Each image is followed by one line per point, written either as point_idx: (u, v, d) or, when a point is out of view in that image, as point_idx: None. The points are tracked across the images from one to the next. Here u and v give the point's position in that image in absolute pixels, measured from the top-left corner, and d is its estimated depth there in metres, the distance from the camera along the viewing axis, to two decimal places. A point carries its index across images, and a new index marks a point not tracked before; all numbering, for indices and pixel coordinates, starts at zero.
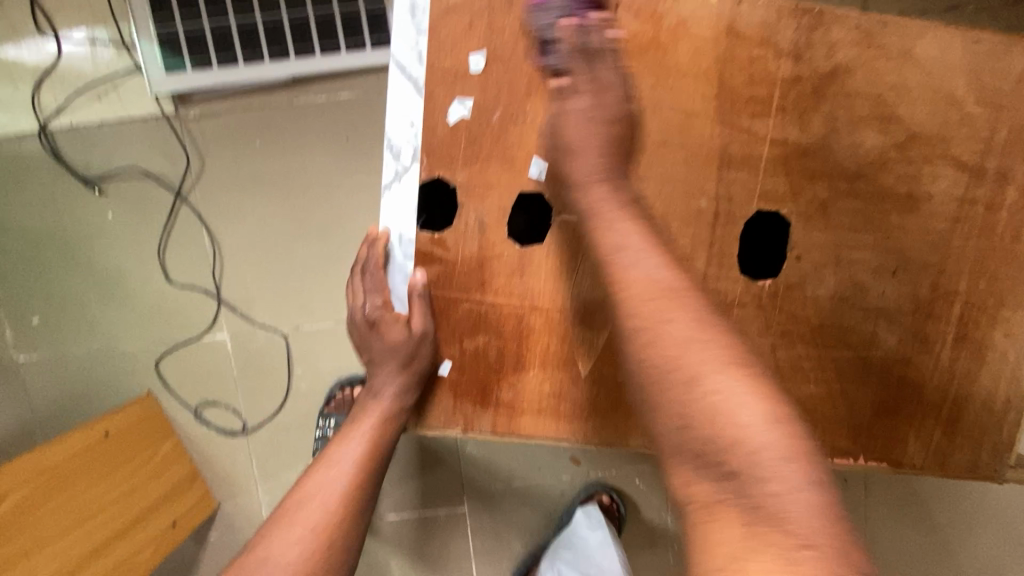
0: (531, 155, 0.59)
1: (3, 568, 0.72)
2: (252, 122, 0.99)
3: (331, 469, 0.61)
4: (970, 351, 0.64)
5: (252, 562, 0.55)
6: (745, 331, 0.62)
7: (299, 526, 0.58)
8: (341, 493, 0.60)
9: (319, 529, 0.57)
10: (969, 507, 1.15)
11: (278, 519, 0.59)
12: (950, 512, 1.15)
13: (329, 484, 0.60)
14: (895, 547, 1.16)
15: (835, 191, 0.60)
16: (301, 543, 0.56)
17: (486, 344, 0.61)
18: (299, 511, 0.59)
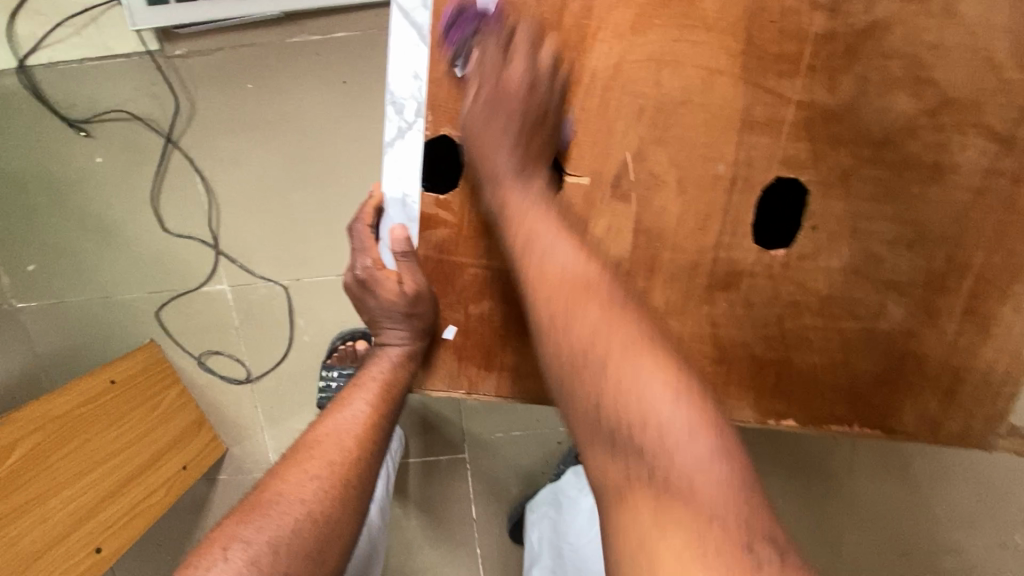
0: (544, 113, 0.54)
1: (20, 510, 0.75)
2: (242, 61, 0.93)
3: (340, 421, 0.62)
4: (977, 324, 0.64)
5: (257, 509, 0.55)
6: (753, 300, 0.62)
7: (308, 474, 0.57)
8: (352, 444, 0.61)
9: (331, 480, 0.58)
10: (949, 459, 1.21)
11: (286, 467, 0.58)
12: (930, 465, 1.21)
13: (340, 436, 0.61)
14: (874, 497, 1.22)
15: (858, 159, 0.58)
16: (317, 487, 0.57)
17: (492, 309, 0.61)
18: (308, 460, 0.59)
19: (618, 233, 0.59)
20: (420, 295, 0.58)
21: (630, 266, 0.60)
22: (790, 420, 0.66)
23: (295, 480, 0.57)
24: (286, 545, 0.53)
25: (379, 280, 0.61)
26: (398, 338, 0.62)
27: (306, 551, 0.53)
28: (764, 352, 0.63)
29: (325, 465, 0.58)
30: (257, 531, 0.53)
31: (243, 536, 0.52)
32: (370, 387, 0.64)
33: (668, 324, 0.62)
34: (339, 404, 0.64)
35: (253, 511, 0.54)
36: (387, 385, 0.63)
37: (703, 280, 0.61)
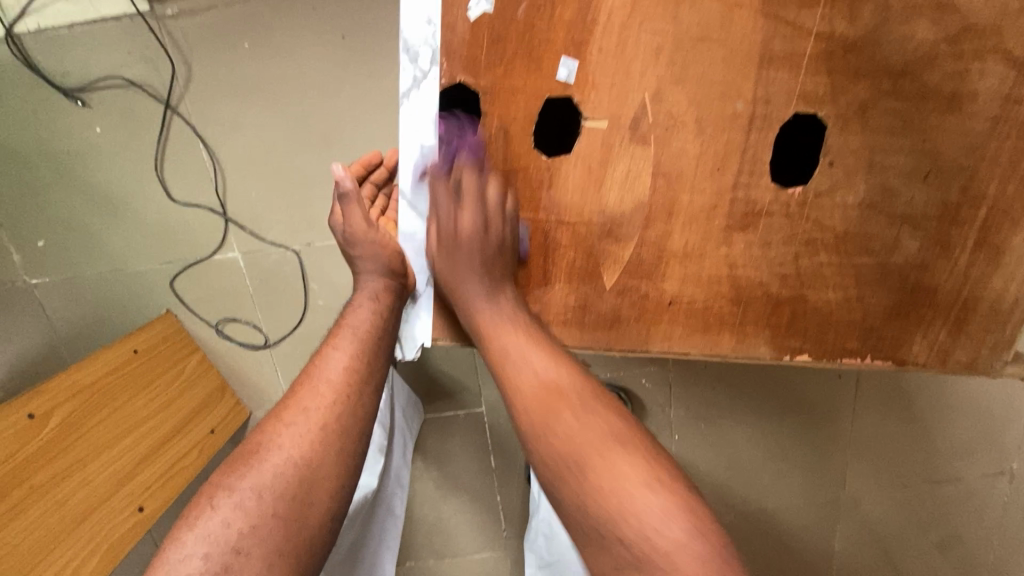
0: (560, 55, 0.54)
1: (60, 477, 0.78)
2: (237, 20, 0.90)
3: (325, 365, 0.62)
4: (988, 255, 0.65)
5: (244, 456, 0.55)
6: (770, 240, 0.63)
7: (297, 423, 0.57)
8: (338, 387, 0.61)
9: (313, 425, 0.58)
10: (952, 390, 1.24)
11: (277, 418, 0.59)
12: (934, 398, 1.24)
13: (328, 381, 0.61)
14: (876, 432, 1.27)
15: (877, 92, 0.57)
16: (296, 434, 0.57)
17: (513, 259, 0.61)
18: (297, 407, 0.59)
19: (637, 177, 0.59)
20: (376, 239, 0.65)
21: (649, 210, 0.60)
22: (803, 356, 0.68)
23: (287, 430, 0.57)
24: (274, 489, 0.53)
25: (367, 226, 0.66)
26: (376, 275, 0.66)
27: (296, 496, 0.53)
28: (779, 290, 0.65)
29: (314, 413, 0.58)
30: (247, 477, 0.54)
31: (234, 485, 0.53)
32: (354, 331, 0.65)
33: (685, 267, 0.63)
34: (328, 352, 0.65)
35: (243, 461, 0.55)
36: (373, 327, 0.65)
37: (721, 222, 0.61)
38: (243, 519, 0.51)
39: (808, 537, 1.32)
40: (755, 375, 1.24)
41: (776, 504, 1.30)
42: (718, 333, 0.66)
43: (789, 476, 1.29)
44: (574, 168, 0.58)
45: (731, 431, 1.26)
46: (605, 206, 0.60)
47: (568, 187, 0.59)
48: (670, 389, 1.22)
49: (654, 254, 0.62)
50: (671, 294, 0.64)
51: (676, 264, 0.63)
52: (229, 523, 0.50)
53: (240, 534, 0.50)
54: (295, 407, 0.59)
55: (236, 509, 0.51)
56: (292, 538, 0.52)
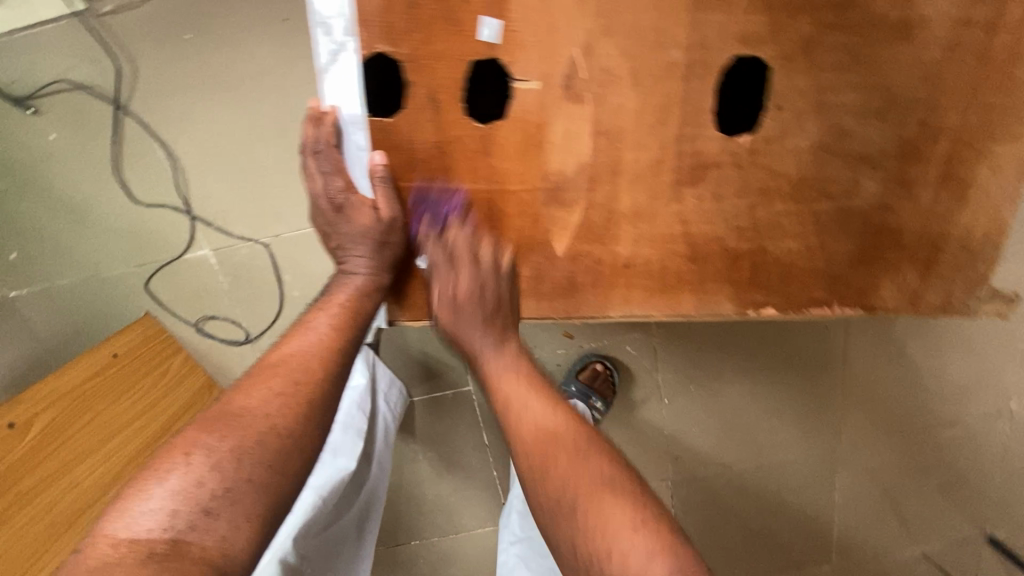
0: (480, 15, 0.52)
1: (47, 482, 0.81)
2: (177, 11, 0.89)
3: (307, 336, 0.62)
4: (953, 190, 0.63)
5: (217, 423, 0.54)
6: (722, 192, 0.61)
7: (271, 388, 0.57)
8: (315, 358, 0.60)
9: (299, 396, 0.57)
10: (937, 334, 1.22)
11: (249, 382, 0.58)
12: (919, 342, 1.23)
13: (303, 352, 0.61)
14: (868, 380, 1.25)
15: (820, 26, 0.54)
16: (283, 403, 0.56)
17: (459, 233, 0.60)
18: (273, 372, 0.59)
19: (577, 137, 0.57)
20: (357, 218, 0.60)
21: (594, 171, 0.59)
22: (769, 308, 0.67)
23: (258, 396, 0.56)
24: (251, 455, 0.52)
25: (352, 203, 0.60)
26: (361, 265, 0.62)
27: (270, 463, 0.53)
28: (738, 243, 0.63)
29: (288, 380, 0.58)
30: (223, 440, 0.52)
31: (206, 444, 0.52)
32: (337, 306, 0.64)
33: (637, 227, 0.62)
34: (305, 322, 0.65)
35: (215, 421, 0.54)
36: (352, 303, 0.63)
37: (668, 177, 0.60)
38: (216, 480, 0.50)
39: (808, 491, 1.32)
40: (745, 335, 1.22)
41: (774, 460, 1.30)
42: (678, 292, 0.65)
43: (784, 432, 1.28)
44: (510, 133, 0.56)
45: (721, 389, 1.25)
46: (547, 170, 0.58)
47: (507, 153, 0.57)
48: (656, 354, 1.22)
49: (604, 216, 0.61)
50: (625, 256, 0.63)
51: (627, 225, 0.62)
52: (199, 483, 0.50)
53: (212, 494, 0.49)
54: (281, 376, 0.58)
55: (212, 470, 0.50)
56: (259, 504, 0.51)
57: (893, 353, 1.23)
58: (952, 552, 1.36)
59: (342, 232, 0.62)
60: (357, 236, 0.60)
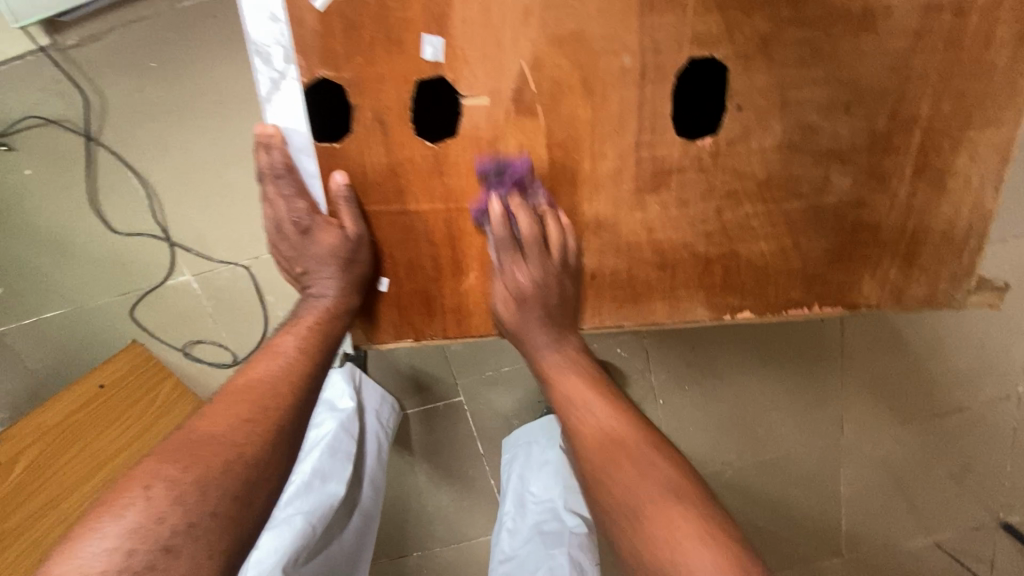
0: (422, 33, 0.50)
1: (35, 519, 0.83)
2: (139, 39, 0.88)
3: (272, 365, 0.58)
4: (929, 181, 0.60)
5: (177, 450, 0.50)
6: (686, 197, 0.59)
7: (237, 417, 0.53)
8: (286, 384, 0.57)
9: (269, 423, 0.53)
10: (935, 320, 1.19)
11: (212, 411, 0.54)
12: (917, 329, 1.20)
13: (271, 375, 0.57)
14: (868, 372, 1.23)
15: (777, 22, 0.52)
16: (251, 433, 0.52)
17: (420, 254, 0.59)
18: (240, 398, 0.55)
19: (532, 151, 0.56)
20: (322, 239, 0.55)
21: (553, 184, 0.57)
22: (745, 311, 0.65)
23: (224, 424, 0.52)
24: (217, 483, 0.48)
25: (314, 225, 0.56)
26: (329, 287, 0.58)
27: (237, 497, 0.49)
28: (707, 248, 0.61)
29: (256, 410, 0.54)
30: (187, 470, 0.48)
31: (166, 475, 0.47)
32: (306, 329, 0.60)
33: (602, 238, 0.60)
34: (270, 348, 0.60)
35: (178, 451, 0.49)
36: (321, 326, 0.59)
37: (630, 185, 0.58)
38: (179, 515, 0.46)
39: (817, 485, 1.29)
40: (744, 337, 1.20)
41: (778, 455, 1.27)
42: (650, 300, 0.63)
43: (785, 428, 1.26)
44: (463, 150, 0.55)
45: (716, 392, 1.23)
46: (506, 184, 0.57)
47: (461, 170, 0.56)
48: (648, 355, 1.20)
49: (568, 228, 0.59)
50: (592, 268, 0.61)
51: (592, 235, 0.60)
52: (159, 520, 0.45)
53: (173, 530, 0.45)
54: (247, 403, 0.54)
55: (174, 503, 0.46)
56: (224, 538, 0.47)
57: (891, 342, 1.21)
58: (966, 539, 1.33)
59: (308, 254, 0.57)
60: (324, 258, 0.56)
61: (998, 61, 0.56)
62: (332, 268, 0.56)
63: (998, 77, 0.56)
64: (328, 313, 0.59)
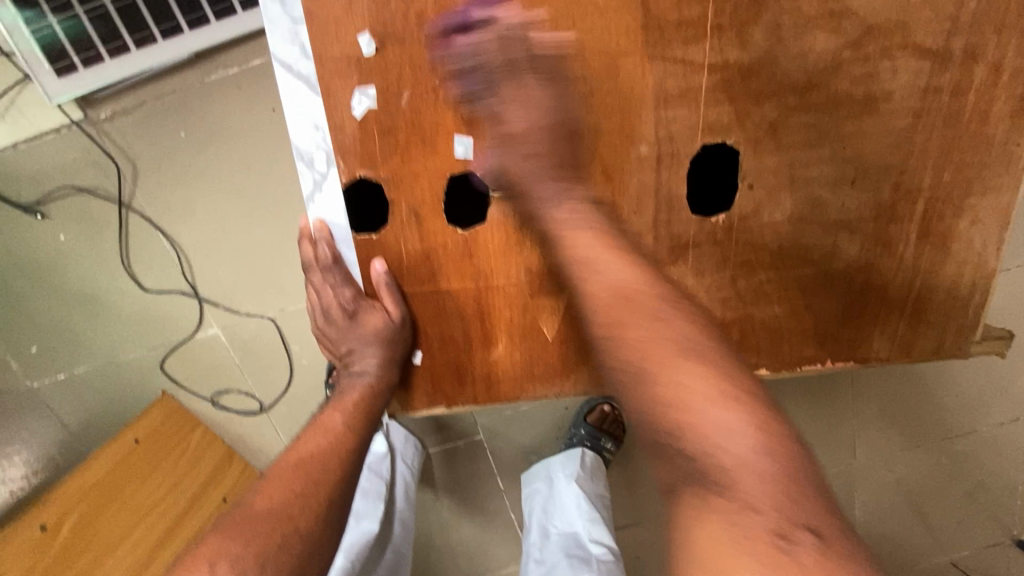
0: (453, 133, 0.54)
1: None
2: (169, 111, 0.92)
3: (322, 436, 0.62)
4: (934, 244, 0.63)
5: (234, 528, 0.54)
6: (703, 268, 0.62)
7: (291, 491, 0.57)
8: (334, 456, 0.61)
9: (321, 495, 0.58)
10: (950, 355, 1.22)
11: (265, 486, 0.58)
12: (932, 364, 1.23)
13: (323, 448, 0.61)
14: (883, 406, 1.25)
15: (783, 109, 0.56)
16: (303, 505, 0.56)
17: (451, 329, 0.62)
18: (295, 470, 0.59)
19: None
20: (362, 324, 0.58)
21: None
22: (762, 368, 0.68)
23: (279, 498, 0.57)
24: (272, 559, 0.52)
25: (356, 310, 0.59)
26: (370, 367, 0.61)
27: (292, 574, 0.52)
28: (724, 313, 0.65)
29: (308, 482, 0.58)
30: (247, 544, 0.52)
31: (229, 552, 0.52)
32: (351, 405, 0.63)
33: None
34: (318, 424, 0.64)
35: (237, 528, 0.54)
36: (365, 401, 0.62)
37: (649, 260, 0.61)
38: None
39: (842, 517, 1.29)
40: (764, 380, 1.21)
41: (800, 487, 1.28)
42: None
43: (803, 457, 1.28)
44: (492, 234, 0.59)
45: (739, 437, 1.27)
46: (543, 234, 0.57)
47: (490, 252, 0.59)
48: None
49: None
50: None
51: None
52: None
53: None
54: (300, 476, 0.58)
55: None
56: None
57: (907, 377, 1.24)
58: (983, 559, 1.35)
59: (351, 335, 0.61)
60: (366, 340, 0.59)
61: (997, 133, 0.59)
62: (372, 350, 0.59)
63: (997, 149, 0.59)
64: (375, 389, 0.62)
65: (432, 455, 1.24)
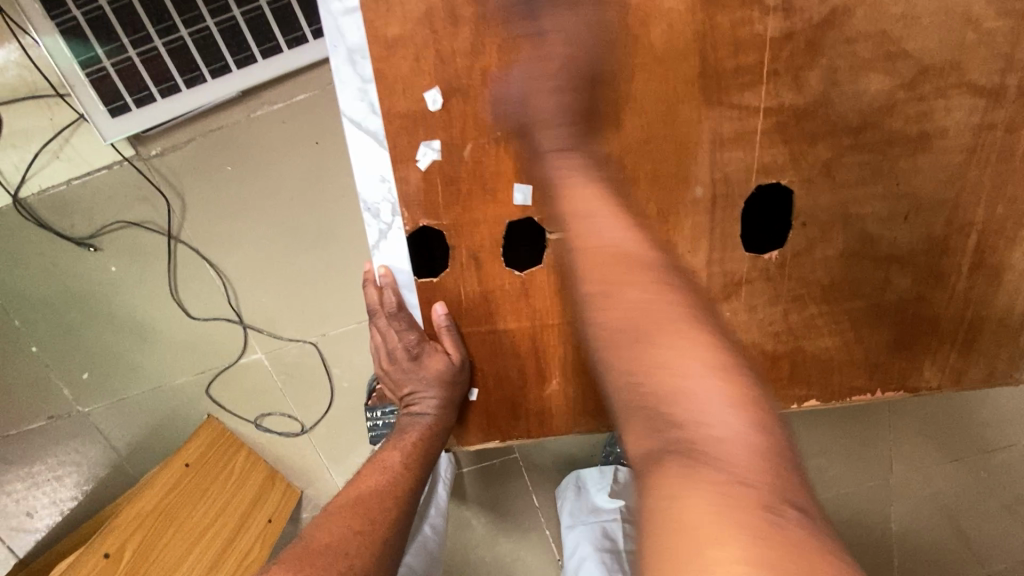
0: (513, 182, 0.55)
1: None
2: (216, 146, 0.95)
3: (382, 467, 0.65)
4: (986, 276, 0.64)
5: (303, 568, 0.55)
6: (754, 304, 0.63)
7: (349, 528, 0.59)
8: (390, 494, 0.63)
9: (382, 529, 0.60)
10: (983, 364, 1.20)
11: (328, 520, 0.60)
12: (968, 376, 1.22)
13: (380, 487, 0.63)
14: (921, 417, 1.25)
15: (837, 149, 0.56)
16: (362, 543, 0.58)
17: (507, 366, 0.64)
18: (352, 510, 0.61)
19: None
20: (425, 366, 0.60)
21: None
22: (811, 400, 0.68)
23: (338, 534, 0.58)
24: None
25: (419, 355, 0.61)
26: (429, 408, 0.63)
27: None
28: (775, 346, 0.65)
29: (364, 521, 0.60)
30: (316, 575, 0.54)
31: None
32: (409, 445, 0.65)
33: None
34: (377, 460, 0.66)
35: (303, 559, 0.55)
36: (423, 440, 0.64)
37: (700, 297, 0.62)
38: None
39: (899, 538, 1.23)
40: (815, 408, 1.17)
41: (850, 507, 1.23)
42: None
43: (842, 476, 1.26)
44: (548, 276, 0.60)
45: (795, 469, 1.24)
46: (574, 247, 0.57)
47: (546, 292, 0.60)
48: None
49: None
50: None
51: None
52: None
53: None
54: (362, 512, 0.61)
55: None
56: None
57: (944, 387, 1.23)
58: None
59: (412, 377, 0.63)
60: (428, 384, 0.61)
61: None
62: (434, 393, 0.61)
63: None
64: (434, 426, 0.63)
65: (467, 472, 1.27)
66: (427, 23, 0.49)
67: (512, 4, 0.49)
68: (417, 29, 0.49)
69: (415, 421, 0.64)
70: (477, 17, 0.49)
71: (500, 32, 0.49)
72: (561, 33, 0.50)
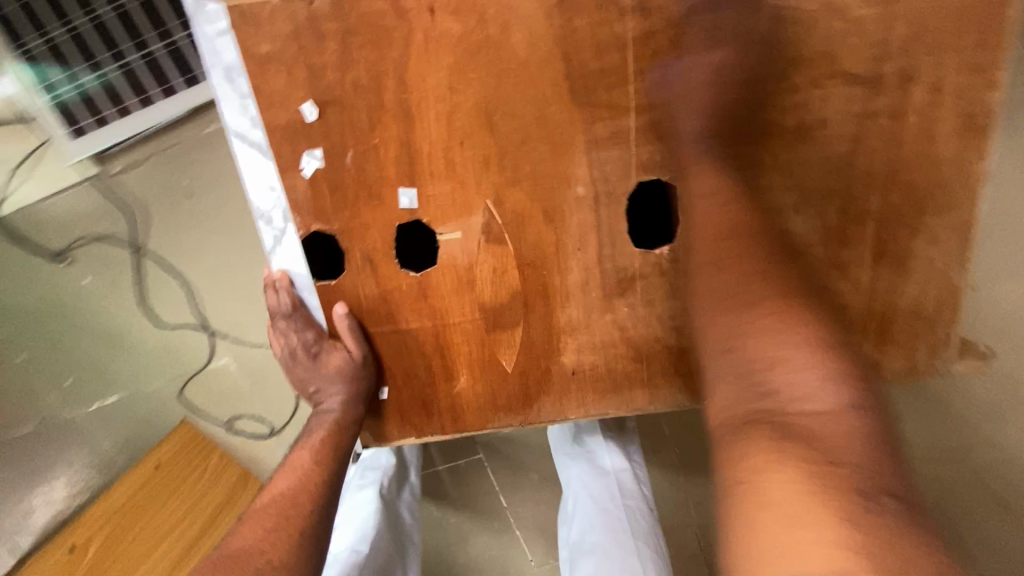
0: (397, 186, 0.57)
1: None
2: (173, 162, 1.01)
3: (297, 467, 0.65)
4: (891, 265, 0.63)
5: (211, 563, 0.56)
6: (652, 298, 0.64)
7: (263, 527, 0.59)
8: (303, 492, 0.62)
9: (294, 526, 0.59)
10: None
11: (244, 525, 0.60)
12: None
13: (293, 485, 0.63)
14: None
15: (716, 144, 0.57)
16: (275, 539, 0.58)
17: (414, 365, 0.66)
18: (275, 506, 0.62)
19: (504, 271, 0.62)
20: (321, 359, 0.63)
21: (527, 297, 0.63)
22: None
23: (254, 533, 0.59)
24: None
25: (321, 352, 0.63)
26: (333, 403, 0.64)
27: None
28: (679, 340, 0.66)
29: (280, 517, 0.60)
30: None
31: None
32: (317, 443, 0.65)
33: (579, 338, 0.65)
34: (290, 462, 0.65)
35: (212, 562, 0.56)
36: (333, 438, 0.64)
37: (597, 292, 0.63)
38: None
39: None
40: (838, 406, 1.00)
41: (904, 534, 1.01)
42: (630, 389, 0.68)
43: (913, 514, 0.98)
44: (443, 275, 0.62)
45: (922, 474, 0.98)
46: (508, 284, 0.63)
47: (443, 292, 0.62)
48: None
49: (545, 332, 0.65)
50: (572, 365, 0.67)
51: (569, 337, 0.65)
52: None
53: None
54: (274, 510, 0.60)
55: None
56: None
57: None
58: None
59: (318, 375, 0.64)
60: (328, 379, 0.63)
61: (943, 152, 0.58)
62: (338, 389, 0.63)
63: (947, 167, 0.59)
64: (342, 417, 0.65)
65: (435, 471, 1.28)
66: (296, 40, 0.52)
67: (375, 18, 0.51)
68: (287, 46, 0.52)
69: (325, 420, 0.65)
70: (342, 33, 0.51)
71: (367, 46, 0.52)
72: (425, 43, 0.52)
